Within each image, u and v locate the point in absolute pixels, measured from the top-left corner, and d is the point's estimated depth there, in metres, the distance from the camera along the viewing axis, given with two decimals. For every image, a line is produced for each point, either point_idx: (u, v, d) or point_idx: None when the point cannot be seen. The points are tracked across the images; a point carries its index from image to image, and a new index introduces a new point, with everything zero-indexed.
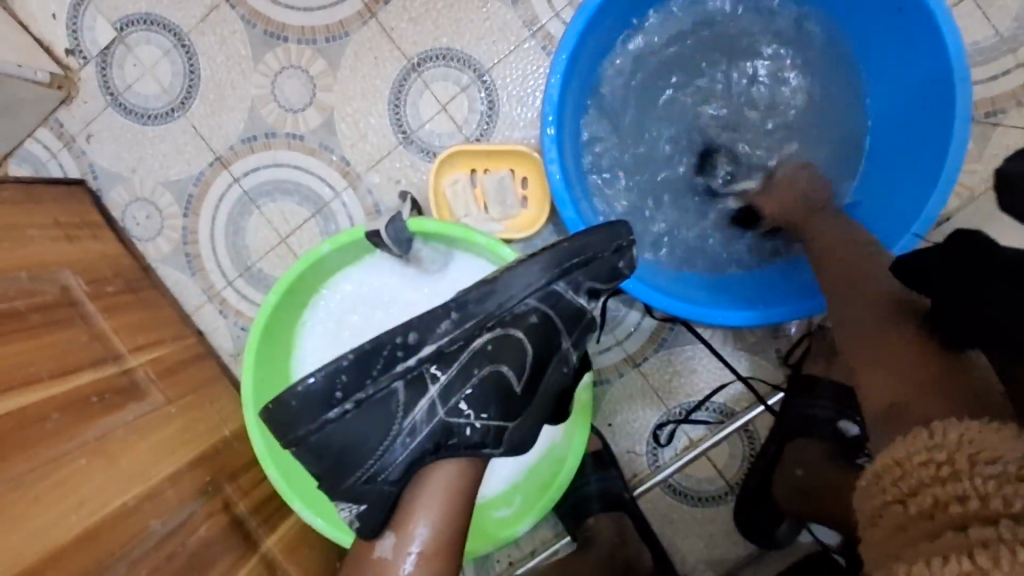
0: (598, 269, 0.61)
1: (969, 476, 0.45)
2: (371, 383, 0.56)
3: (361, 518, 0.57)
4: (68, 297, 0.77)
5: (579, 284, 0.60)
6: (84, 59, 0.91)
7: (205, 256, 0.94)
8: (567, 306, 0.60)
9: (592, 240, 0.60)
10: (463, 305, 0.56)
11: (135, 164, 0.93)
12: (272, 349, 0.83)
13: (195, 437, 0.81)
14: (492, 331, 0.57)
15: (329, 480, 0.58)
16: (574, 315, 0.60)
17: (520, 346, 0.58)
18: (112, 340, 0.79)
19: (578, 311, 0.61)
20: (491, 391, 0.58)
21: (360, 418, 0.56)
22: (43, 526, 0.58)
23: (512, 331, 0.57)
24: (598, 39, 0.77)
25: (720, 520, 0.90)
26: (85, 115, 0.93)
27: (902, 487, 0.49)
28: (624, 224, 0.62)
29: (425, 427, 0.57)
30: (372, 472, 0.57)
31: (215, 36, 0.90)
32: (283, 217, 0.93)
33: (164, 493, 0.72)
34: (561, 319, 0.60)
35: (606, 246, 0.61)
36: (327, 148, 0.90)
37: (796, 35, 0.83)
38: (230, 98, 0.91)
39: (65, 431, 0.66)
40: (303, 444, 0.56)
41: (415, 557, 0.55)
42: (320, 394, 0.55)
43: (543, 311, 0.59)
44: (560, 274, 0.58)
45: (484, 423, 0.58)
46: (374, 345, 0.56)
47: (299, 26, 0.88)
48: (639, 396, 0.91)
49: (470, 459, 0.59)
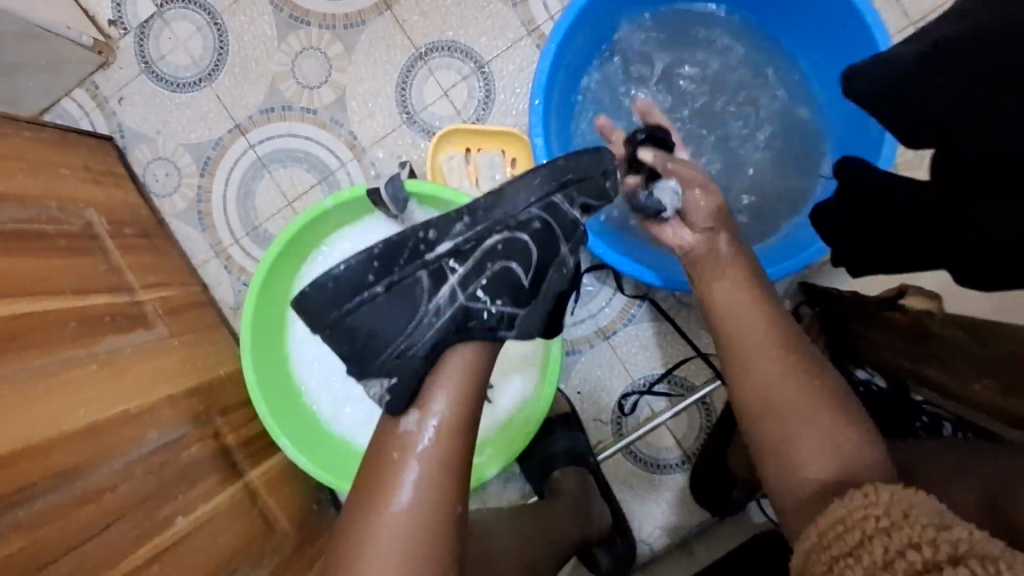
0: (591, 187, 0.64)
1: (906, 524, 0.43)
2: (398, 270, 0.60)
3: (391, 392, 0.60)
4: (90, 232, 0.85)
5: (574, 199, 0.63)
6: (124, 29, 1.01)
7: (216, 215, 1.03)
8: (564, 219, 0.63)
9: (584, 160, 0.64)
10: (474, 211, 0.60)
11: (160, 127, 1.02)
12: (271, 293, 0.90)
13: (193, 368, 0.88)
14: (501, 233, 0.60)
15: (360, 361, 0.62)
16: (569, 228, 0.63)
17: (526, 248, 0.61)
18: (125, 274, 0.86)
19: (571, 226, 0.63)
20: (505, 283, 0.61)
21: (389, 302, 0.60)
22: (58, 410, 0.64)
23: (518, 235, 0.61)
24: (583, 37, 0.87)
25: (676, 489, 0.97)
26: (119, 79, 1.02)
27: (849, 541, 0.45)
28: (609, 153, 0.68)
29: (447, 310, 0.60)
30: (402, 348, 0.60)
31: (245, 18, 1.00)
32: (291, 183, 1.01)
33: (162, 409, 0.78)
34: (560, 230, 0.63)
35: (596, 167, 0.65)
36: (337, 122, 1.00)
37: (754, 45, 0.94)
38: (254, 72, 1.00)
39: (79, 339, 0.73)
40: (337, 324, 0.61)
41: (435, 429, 0.59)
42: (354, 279, 0.60)
43: (546, 220, 0.61)
44: (558, 186, 0.62)
45: (499, 309, 0.61)
46: (400, 238, 0.61)
47: (321, 13, 0.99)
48: (608, 367, 0.98)
49: (485, 345, 0.61)
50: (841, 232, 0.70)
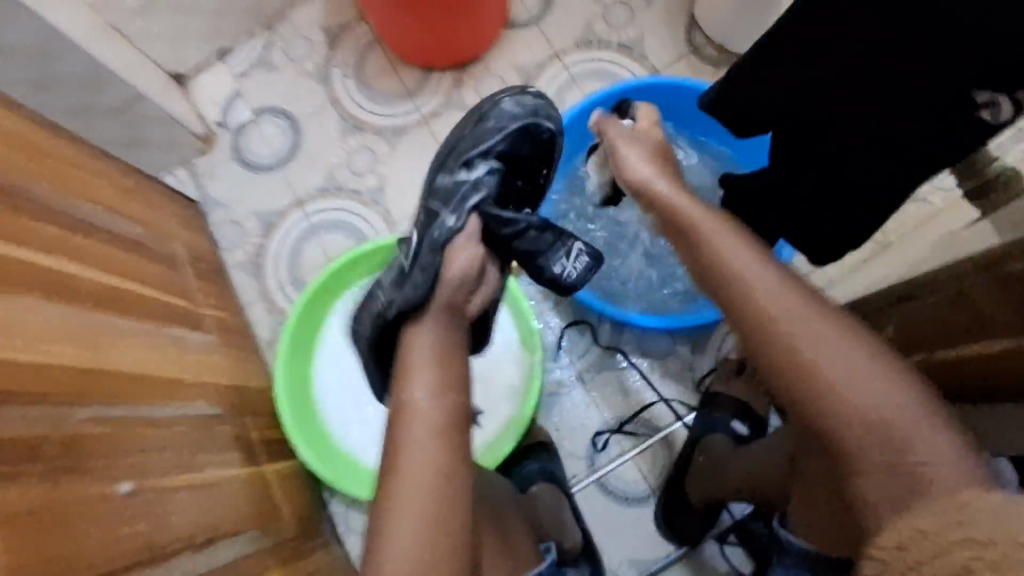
0: (464, 149, 0.90)
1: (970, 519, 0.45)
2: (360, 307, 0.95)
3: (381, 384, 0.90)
4: (176, 258, 1.07)
5: (449, 170, 0.90)
6: (224, 128, 1.33)
7: (268, 267, 1.26)
8: (442, 189, 0.89)
9: (450, 144, 0.93)
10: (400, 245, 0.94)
11: (237, 198, 1.30)
12: (307, 324, 1.10)
13: (233, 373, 1.05)
14: (406, 244, 0.90)
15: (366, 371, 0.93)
16: (449, 188, 0.88)
17: (412, 239, 0.88)
18: (195, 292, 1.07)
19: (450, 187, 0.88)
20: (401, 274, 0.86)
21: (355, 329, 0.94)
22: (138, 360, 0.82)
23: (411, 236, 0.89)
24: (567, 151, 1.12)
25: (643, 522, 1.08)
26: (212, 162, 1.32)
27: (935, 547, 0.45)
28: (480, 107, 0.94)
29: (370, 320, 0.88)
30: (363, 350, 0.89)
31: (318, 125, 1.31)
32: (334, 246, 1.27)
33: (208, 391, 0.94)
34: (438, 199, 0.88)
35: (462, 136, 0.92)
36: (377, 201, 1.28)
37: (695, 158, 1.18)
38: (318, 163, 1.30)
39: (160, 322, 0.92)
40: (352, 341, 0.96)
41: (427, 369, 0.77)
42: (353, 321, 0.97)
43: (427, 206, 0.89)
44: (436, 174, 0.91)
45: (388, 297, 0.84)
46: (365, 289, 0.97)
47: (376, 124, 1.30)
48: (583, 407, 1.13)
49: (399, 320, 0.82)
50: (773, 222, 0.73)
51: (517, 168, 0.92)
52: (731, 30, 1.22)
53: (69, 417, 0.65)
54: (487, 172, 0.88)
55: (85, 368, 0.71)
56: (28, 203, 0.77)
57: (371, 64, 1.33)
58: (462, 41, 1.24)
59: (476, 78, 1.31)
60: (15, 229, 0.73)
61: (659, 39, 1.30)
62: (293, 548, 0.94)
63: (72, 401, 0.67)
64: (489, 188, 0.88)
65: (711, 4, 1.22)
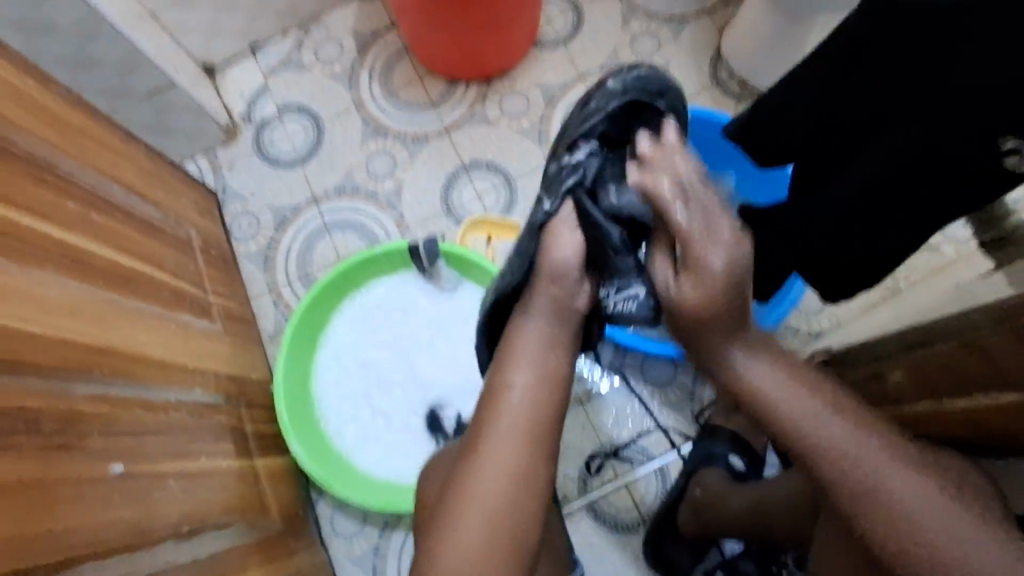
0: (573, 126, 0.79)
1: None
2: None
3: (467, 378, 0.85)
4: (190, 244, 1.08)
5: (558, 155, 0.79)
6: (249, 121, 1.35)
7: (278, 261, 1.27)
8: (547, 176, 0.80)
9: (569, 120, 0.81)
10: None
11: (255, 191, 1.31)
12: (313, 318, 1.09)
13: (233, 363, 1.05)
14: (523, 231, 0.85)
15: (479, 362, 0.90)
16: (549, 176, 0.79)
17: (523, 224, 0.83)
18: (204, 278, 1.08)
19: (550, 177, 0.79)
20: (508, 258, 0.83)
21: None
22: (143, 340, 0.82)
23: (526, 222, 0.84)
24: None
25: (630, 549, 1.07)
26: (233, 153, 1.33)
27: None
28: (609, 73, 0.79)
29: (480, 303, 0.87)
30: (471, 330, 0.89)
31: (341, 126, 1.33)
32: (345, 246, 1.28)
33: (208, 378, 0.94)
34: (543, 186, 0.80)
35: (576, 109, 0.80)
36: (392, 206, 1.29)
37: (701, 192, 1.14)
38: (337, 163, 1.31)
39: (168, 305, 0.92)
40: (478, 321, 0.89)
41: None
42: None
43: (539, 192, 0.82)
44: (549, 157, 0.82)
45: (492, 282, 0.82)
46: None
47: (398, 130, 1.32)
48: (580, 428, 1.12)
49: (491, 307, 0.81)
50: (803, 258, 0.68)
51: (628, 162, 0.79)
52: (759, 66, 1.24)
53: (72, 391, 0.66)
54: (590, 153, 0.77)
55: (93, 344, 0.72)
56: (53, 177, 0.78)
57: (399, 71, 1.34)
58: (491, 57, 1.26)
59: (500, 93, 1.32)
60: (38, 201, 0.73)
61: (685, 70, 1.31)
62: (278, 545, 0.93)
63: (75, 376, 0.67)
64: (588, 171, 0.77)
65: (739, 39, 1.23)
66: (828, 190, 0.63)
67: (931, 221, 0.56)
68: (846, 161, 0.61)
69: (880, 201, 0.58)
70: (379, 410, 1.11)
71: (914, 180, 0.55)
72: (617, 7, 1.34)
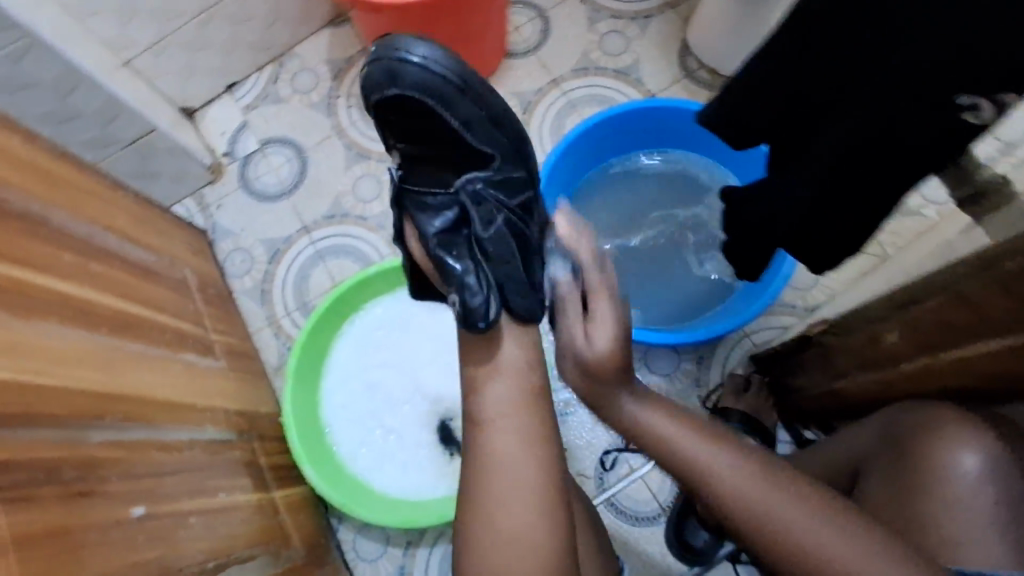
0: (391, 111, 0.79)
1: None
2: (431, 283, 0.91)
3: None
4: (187, 285, 1.09)
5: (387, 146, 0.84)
6: (233, 158, 1.36)
7: (275, 294, 1.28)
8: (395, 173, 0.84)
9: (389, 111, 0.79)
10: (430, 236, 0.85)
11: (245, 226, 1.32)
12: (315, 346, 1.10)
13: (241, 398, 1.06)
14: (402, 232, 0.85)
15: None
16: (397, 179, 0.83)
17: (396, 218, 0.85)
18: (204, 317, 1.08)
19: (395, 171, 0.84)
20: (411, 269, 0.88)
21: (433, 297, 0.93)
22: (150, 382, 0.83)
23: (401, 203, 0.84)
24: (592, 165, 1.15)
25: (654, 540, 1.07)
26: (219, 193, 1.34)
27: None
28: (408, 39, 0.77)
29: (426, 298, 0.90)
30: None
31: (324, 154, 1.34)
32: (340, 272, 1.29)
33: (217, 415, 0.95)
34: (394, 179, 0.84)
35: (375, 82, 0.78)
36: (382, 227, 1.30)
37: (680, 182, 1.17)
38: (324, 190, 1.33)
39: (171, 347, 0.93)
40: None
41: None
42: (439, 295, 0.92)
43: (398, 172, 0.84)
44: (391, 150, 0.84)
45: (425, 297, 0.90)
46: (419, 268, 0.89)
47: (380, 151, 1.33)
48: (591, 426, 1.12)
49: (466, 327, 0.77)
50: (794, 232, 0.69)
51: (427, 116, 0.78)
52: (726, 53, 1.26)
53: (88, 439, 0.66)
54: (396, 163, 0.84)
55: (103, 391, 0.72)
56: (48, 233, 0.80)
57: None
58: None
59: None
60: (35, 256, 0.74)
61: (655, 64, 1.33)
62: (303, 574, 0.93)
63: (89, 423, 0.68)
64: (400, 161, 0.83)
65: (704, 27, 1.26)
66: (807, 160, 0.65)
67: (909, 181, 0.57)
68: (818, 133, 0.64)
69: (852, 166, 0.59)
70: (391, 428, 1.12)
71: (879, 151, 0.57)
72: (582, 10, 1.36)
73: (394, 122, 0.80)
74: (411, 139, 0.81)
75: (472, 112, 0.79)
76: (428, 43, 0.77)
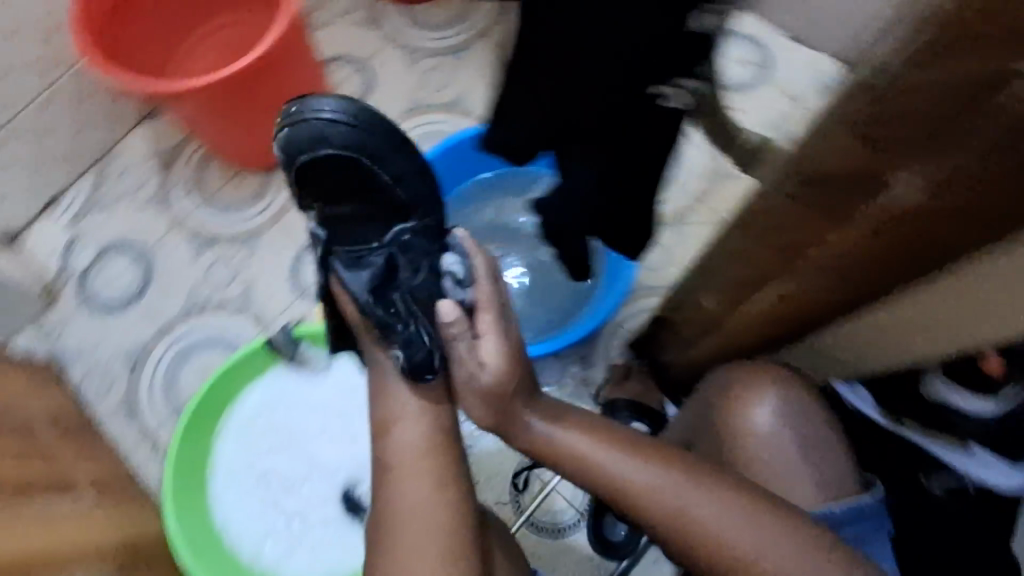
0: (315, 178, 0.77)
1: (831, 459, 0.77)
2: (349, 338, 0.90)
3: None
4: (33, 423, 0.99)
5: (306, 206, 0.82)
6: (67, 276, 1.27)
7: (143, 407, 1.20)
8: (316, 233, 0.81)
9: (314, 172, 0.76)
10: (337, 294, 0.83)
11: (95, 344, 1.23)
12: (192, 452, 1.04)
13: (119, 528, 0.97)
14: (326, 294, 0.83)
15: None
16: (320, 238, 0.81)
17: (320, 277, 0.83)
18: (60, 453, 0.99)
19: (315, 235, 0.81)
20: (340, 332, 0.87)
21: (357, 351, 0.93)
22: None
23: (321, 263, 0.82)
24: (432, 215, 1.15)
25: (580, 547, 1.08)
26: (58, 317, 1.25)
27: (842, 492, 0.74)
28: (314, 100, 0.76)
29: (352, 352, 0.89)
30: None
31: (167, 250, 1.28)
32: (210, 366, 1.23)
33: (90, 555, 0.86)
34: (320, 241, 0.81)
35: (292, 149, 0.76)
36: (244, 309, 1.26)
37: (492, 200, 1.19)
38: (175, 286, 1.27)
39: (20, 494, 0.84)
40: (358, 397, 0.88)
41: None
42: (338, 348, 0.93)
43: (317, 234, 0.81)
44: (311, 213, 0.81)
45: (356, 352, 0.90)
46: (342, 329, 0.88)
47: (228, 234, 1.29)
48: (496, 453, 1.13)
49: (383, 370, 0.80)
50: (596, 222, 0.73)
51: (360, 172, 0.77)
52: None
53: None
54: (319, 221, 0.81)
55: None
56: None
57: (210, 176, 1.32)
58: None
59: None
60: None
61: (479, 93, 1.38)
62: None
63: None
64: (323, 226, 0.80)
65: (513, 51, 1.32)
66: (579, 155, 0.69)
67: None
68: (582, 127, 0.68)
69: None
70: (295, 513, 1.07)
71: None
72: (399, 56, 1.39)
73: (319, 182, 0.78)
74: (328, 197, 0.79)
75: (408, 166, 0.79)
76: (336, 97, 0.77)
